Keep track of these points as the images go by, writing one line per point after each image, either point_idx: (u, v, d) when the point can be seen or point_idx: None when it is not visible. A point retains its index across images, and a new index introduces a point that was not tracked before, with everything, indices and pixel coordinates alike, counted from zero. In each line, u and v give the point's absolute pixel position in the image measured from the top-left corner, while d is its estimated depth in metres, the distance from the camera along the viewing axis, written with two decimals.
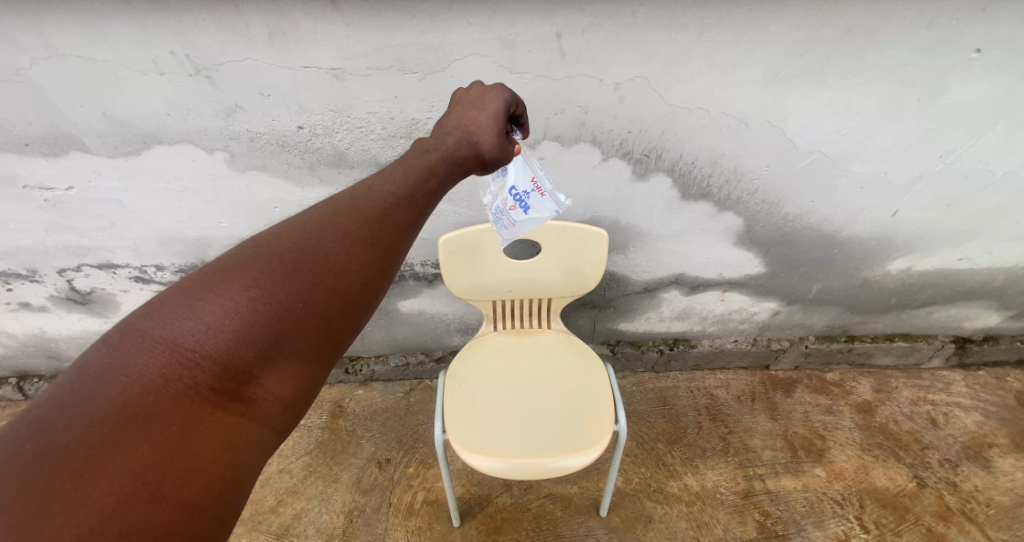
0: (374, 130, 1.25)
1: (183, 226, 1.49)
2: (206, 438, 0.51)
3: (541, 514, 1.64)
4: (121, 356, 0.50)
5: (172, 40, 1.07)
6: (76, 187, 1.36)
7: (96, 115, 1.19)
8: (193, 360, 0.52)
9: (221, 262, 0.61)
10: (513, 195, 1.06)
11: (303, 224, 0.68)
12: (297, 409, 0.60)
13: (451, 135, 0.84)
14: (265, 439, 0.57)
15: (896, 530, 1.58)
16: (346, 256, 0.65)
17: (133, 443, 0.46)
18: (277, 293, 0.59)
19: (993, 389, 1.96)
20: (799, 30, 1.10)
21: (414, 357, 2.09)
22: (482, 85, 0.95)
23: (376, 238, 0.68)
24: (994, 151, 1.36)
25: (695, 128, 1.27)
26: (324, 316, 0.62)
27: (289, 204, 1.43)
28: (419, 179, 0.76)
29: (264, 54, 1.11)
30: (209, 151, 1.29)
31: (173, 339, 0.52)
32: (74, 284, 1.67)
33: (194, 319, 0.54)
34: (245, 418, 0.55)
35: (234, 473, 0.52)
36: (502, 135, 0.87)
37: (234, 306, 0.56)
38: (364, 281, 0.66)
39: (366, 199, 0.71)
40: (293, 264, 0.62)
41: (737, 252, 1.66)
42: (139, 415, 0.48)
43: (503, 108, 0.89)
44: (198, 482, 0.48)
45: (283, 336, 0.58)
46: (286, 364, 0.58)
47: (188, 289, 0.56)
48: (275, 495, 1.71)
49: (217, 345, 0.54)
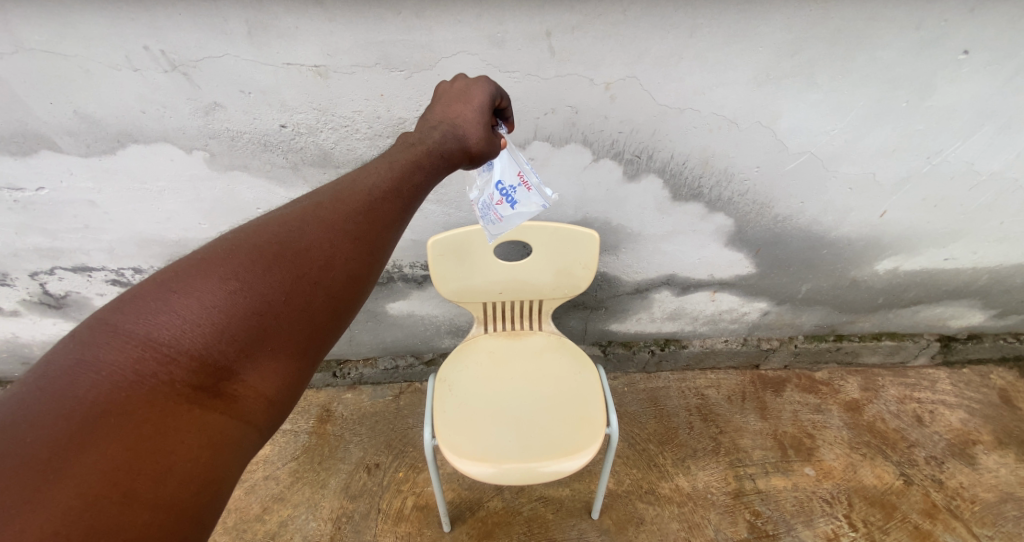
0: (359, 130, 1.22)
1: (161, 228, 1.44)
2: (182, 436, 0.48)
3: (533, 517, 1.62)
4: (92, 351, 0.48)
5: (145, 34, 1.03)
6: (47, 188, 1.30)
7: (66, 112, 1.14)
8: (168, 355, 0.49)
9: (198, 255, 0.58)
10: (500, 189, 1.04)
11: (285, 216, 0.65)
12: (282, 405, 0.58)
13: (437, 129, 0.81)
14: (248, 436, 0.54)
15: (883, 527, 1.59)
16: (331, 249, 0.62)
17: (103, 442, 0.44)
18: (256, 286, 0.56)
19: (978, 386, 1.99)
20: (790, 30, 1.10)
21: (403, 359, 2.05)
22: (467, 78, 0.91)
23: (361, 230, 0.66)
24: (980, 152, 1.36)
25: (685, 128, 1.26)
26: (308, 311, 0.59)
27: (272, 205, 1.39)
28: (404, 173, 0.74)
29: (244, 51, 1.07)
30: (188, 151, 1.24)
31: (145, 334, 0.49)
32: (48, 287, 1.61)
33: (169, 313, 0.51)
34: (225, 414, 0.52)
35: (214, 472, 0.49)
36: (490, 128, 0.84)
37: (212, 300, 0.53)
38: (350, 275, 0.63)
39: (351, 192, 0.68)
40: (275, 256, 0.59)
41: (727, 253, 1.66)
42: (110, 413, 0.45)
43: (489, 101, 0.86)
44: (173, 482, 0.46)
45: (265, 331, 0.56)
46: (269, 359, 0.56)
47: (163, 283, 0.54)
48: (261, 503, 1.68)
49: (194, 340, 0.51)
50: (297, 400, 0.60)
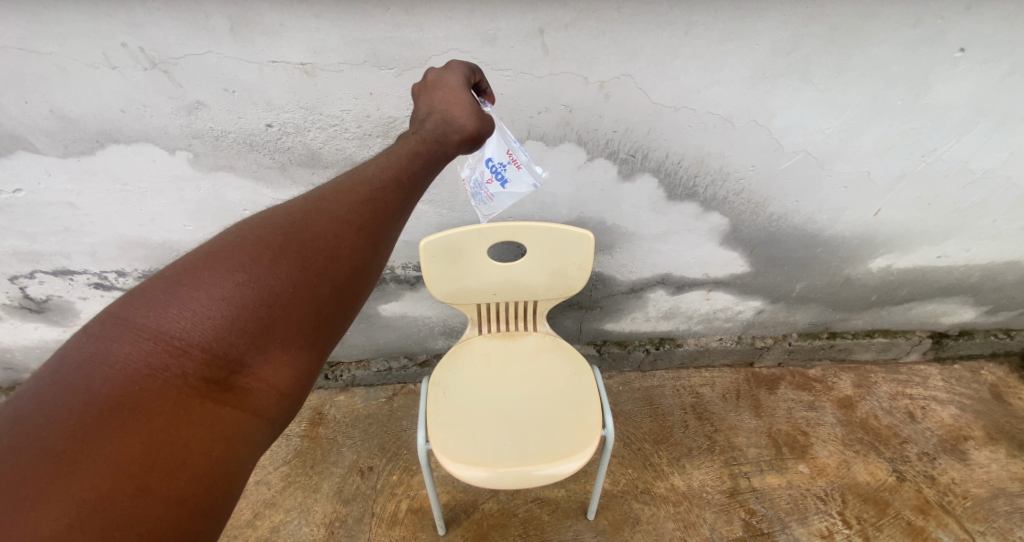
0: (349, 129, 1.19)
1: (144, 230, 1.40)
2: (195, 430, 0.47)
3: (529, 518, 1.61)
4: (103, 344, 0.47)
5: (123, 30, 0.99)
6: (24, 190, 1.26)
7: (43, 111, 1.10)
8: (180, 348, 0.49)
9: (206, 248, 0.58)
10: (490, 167, 1.02)
11: (289, 208, 0.64)
12: (294, 399, 0.56)
13: (427, 119, 0.79)
14: (260, 430, 0.53)
15: (876, 524, 1.60)
16: (336, 240, 0.61)
17: (117, 435, 0.43)
18: (263, 278, 0.55)
19: (969, 382, 2.01)
20: (787, 28, 1.08)
21: (397, 361, 2.03)
22: (436, 68, 0.88)
23: (366, 220, 0.64)
24: (974, 151, 1.36)
25: (681, 127, 1.25)
26: (315, 302, 0.57)
27: (259, 206, 1.36)
28: (402, 162, 0.71)
29: (228, 48, 1.03)
30: (171, 151, 1.21)
31: (157, 327, 0.49)
32: (28, 291, 1.57)
33: (179, 307, 0.51)
34: (237, 409, 0.51)
35: (227, 466, 0.48)
36: (475, 106, 0.80)
37: (221, 292, 0.53)
38: (355, 265, 0.61)
39: (353, 182, 0.67)
40: (280, 247, 0.58)
41: (722, 252, 1.65)
42: (124, 406, 0.44)
43: (463, 84, 0.84)
44: (186, 476, 0.45)
45: (273, 323, 0.54)
46: (279, 352, 0.55)
47: (172, 277, 0.53)
48: (252, 508, 1.65)
49: (205, 333, 0.50)
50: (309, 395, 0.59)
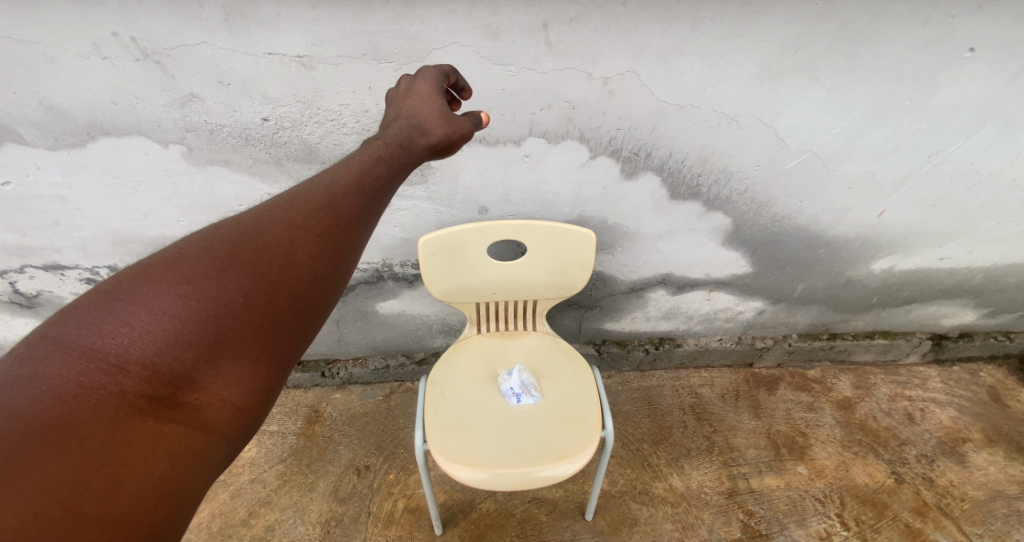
0: (347, 124, 1.16)
1: (137, 225, 1.37)
2: (136, 450, 0.46)
3: (526, 519, 1.60)
4: (30, 367, 0.45)
5: (114, 20, 0.96)
6: (13, 183, 1.23)
7: (31, 102, 1.07)
8: (117, 365, 0.47)
9: (145, 261, 0.56)
10: None
11: (239, 219, 0.64)
12: (250, 413, 0.56)
13: (394, 125, 0.83)
14: (212, 446, 0.52)
15: (874, 526, 1.60)
16: (291, 248, 0.62)
17: (45, 458, 0.42)
18: (212, 289, 0.55)
19: (968, 384, 2.01)
20: (795, 25, 1.06)
21: (394, 358, 2.01)
22: (410, 77, 0.94)
23: (324, 227, 0.66)
24: (980, 153, 1.35)
25: (685, 125, 1.23)
26: (270, 312, 0.58)
27: (254, 201, 1.33)
28: (364, 168, 0.74)
29: (222, 39, 1.01)
30: (164, 144, 1.18)
31: (91, 344, 0.48)
32: (19, 286, 1.54)
33: (116, 323, 0.49)
34: (185, 426, 0.50)
35: (173, 485, 0.47)
36: (445, 112, 0.86)
37: (164, 305, 0.52)
38: (314, 274, 0.63)
39: (310, 192, 0.69)
40: (229, 258, 0.59)
41: (724, 252, 1.63)
42: (52, 429, 0.43)
43: (434, 86, 0.90)
44: (124, 498, 0.44)
45: (224, 335, 0.54)
46: (233, 366, 0.54)
47: (109, 292, 0.52)
48: (247, 507, 1.63)
49: (145, 347, 0.49)
50: (269, 408, 0.58)
